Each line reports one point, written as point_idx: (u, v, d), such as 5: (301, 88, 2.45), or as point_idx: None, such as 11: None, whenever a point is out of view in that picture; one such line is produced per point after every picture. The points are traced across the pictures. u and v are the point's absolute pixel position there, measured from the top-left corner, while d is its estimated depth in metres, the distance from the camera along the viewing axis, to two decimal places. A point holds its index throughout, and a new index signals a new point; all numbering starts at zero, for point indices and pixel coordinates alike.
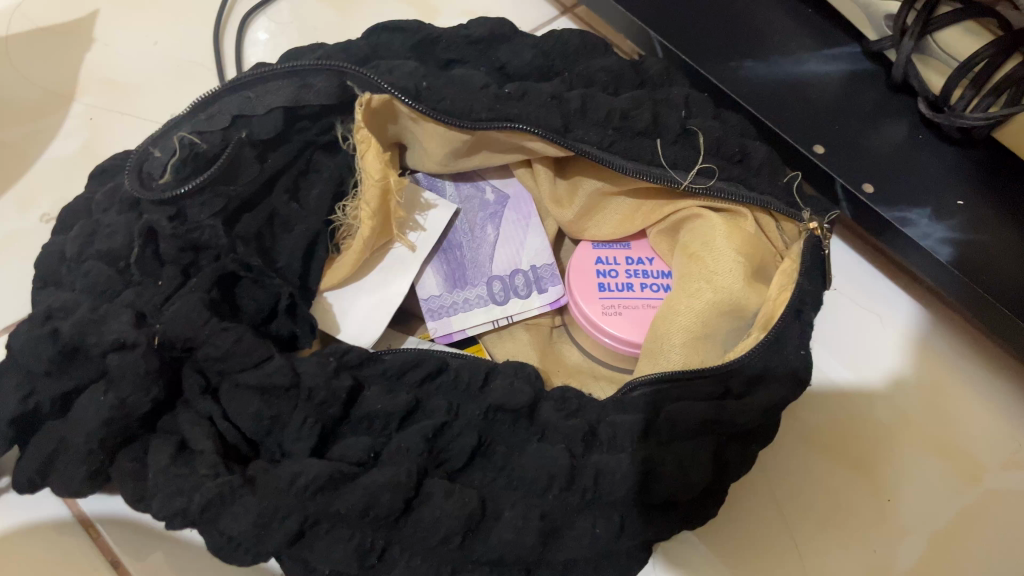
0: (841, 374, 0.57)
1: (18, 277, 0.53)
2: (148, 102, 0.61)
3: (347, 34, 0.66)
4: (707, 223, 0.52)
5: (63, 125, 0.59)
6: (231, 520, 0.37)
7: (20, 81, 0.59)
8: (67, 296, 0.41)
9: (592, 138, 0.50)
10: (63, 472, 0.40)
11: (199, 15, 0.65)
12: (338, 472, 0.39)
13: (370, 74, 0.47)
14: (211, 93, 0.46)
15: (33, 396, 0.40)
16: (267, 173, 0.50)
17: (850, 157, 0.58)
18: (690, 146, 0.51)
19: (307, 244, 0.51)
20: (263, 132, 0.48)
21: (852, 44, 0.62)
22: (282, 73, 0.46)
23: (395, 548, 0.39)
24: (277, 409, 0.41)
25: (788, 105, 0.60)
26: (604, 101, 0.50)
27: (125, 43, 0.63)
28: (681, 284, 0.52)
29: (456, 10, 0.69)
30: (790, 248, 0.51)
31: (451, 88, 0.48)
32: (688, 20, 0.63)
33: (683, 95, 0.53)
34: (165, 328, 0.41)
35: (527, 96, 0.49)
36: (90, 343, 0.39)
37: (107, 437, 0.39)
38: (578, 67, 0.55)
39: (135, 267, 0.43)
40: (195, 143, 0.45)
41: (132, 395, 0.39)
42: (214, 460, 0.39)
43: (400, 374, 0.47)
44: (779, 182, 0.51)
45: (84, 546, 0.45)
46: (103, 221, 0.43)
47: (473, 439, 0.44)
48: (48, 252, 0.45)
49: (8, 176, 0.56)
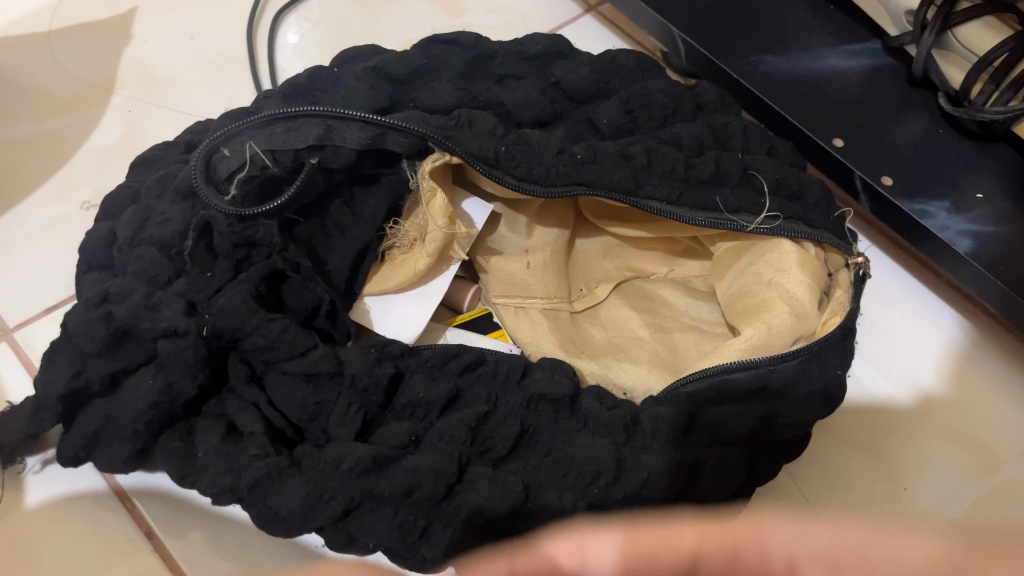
0: (883, 386, 0.57)
1: (62, 260, 0.55)
2: (185, 96, 0.63)
3: (375, 29, 0.68)
4: (775, 249, 0.50)
5: (103, 116, 0.61)
6: (279, 497, 0.38)
7: (65, 75, 0.62)
8: (122, 282, 0.43)
9: (661, 193, 0.49)
10: (108, 449, 0.42)
11: (235, 13, 0.67)
12: (381, 454, 0.41)
13: (452, 145, 0.46)
14: (297, 107, 0.44)
15: (83, 374, 0.42)
16: (329, 186, 0.49)
17: (868, 150, 0.58)
18: (753, 187, 0.51)
19: (358, 251, 0.51)
20: (334, 163, 0.47)
21: (873, 39, 0.63)
22: (371, 119, 0.45)
23: (437, 525, 0.40)
24: (323, 396, 0.44)
25: (808, 96, 0.61)
26: (668, 153, 0.50)
27: (163, 39, 0.65)
28: (751, 317, 0.50)
29: (482, 8, 0.71)
30: (833, 276, 0.51)
31: (525, 150, 0.48)
32: (711, 16, 0.64)
33: (742, 128, 0.54)
34: (216, 320, 0.42)
35: (597, 156, 0.49)
36: (143, 328, 0.41)
37: (152, 419, 0.41)
38: (634, 85, 0.55)
39: (188, 258, 0.44)
40: (266, 164, 0.45)
41: (179, 380, 0.41)
42: (264, 441, 0.41)
43: (440, 365, 0.48)
44: (831, 218, 0.52)
45: (121, 516, 0.47)
46: (156, 208, 0.45)
47: (515, 428, 0.44)
48: (96, 235, 0.48)
49: (53, 164, 0.58)
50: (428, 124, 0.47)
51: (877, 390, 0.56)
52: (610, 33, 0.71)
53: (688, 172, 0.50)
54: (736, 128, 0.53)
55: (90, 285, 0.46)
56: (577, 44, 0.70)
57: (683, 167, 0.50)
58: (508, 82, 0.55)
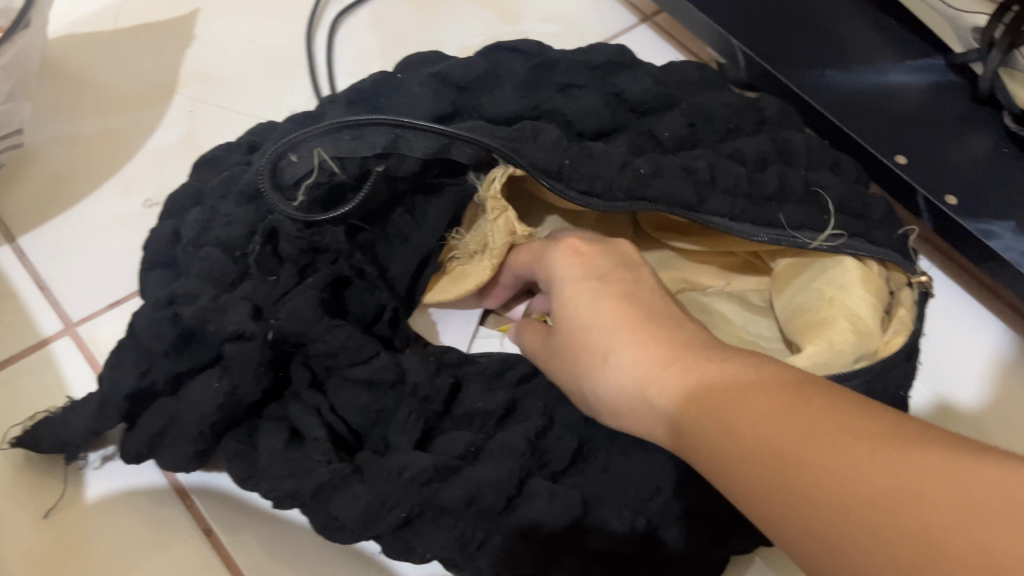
0: (943, 410, 0.55)
1: (124, 255, 0.56)
2: (245, 98, 0.63)
3: (432, 35, 0.69)
4: (837, 266, 0.49)
5: (165, 115, 0.61)
6: (343, 504, 0.39)
7: (128, 74, 0.63)
8: (190, 283, 0.42)
9: (724, 208, 0.49)
10: (171, 449, 0.42)
11: (295, 15, 0.68)
12: (443, 464, 0.40)
13: (519, 158, 0.45)
14: (365, 116, 0.43)
15: (149, 374, 0.43)
16: (393, 193, 0.49)
17: (931, 168, 0.58)
18: (818, 205, 0.50)
19: (419, 260, 0.52)
20: (400, 170, 0.46)
21: (937, 55, 0.62)
22: (438, 129, 0.44)
23: (496, 537, 0.40)
24: (384, 403, 0.44)
25: (869, 111, 0.60)
26: (732, 169, 0.50)
27: (224, 40, 0.66)
28: (809, 334, 0.48)
29: (539, 16, 0.71)
30: (897, 295, 0.50)
31: (590, 163, 0.47)
32: (771, 29, 0.63)
33: (805, 143, 0.53)
34: (283, 324, 0.42)
35: (661, 170, 0.48)
36: (209, 330, 0.41)
37: (217, 421, 0.42)
38: (697, 97, 0.55)
39: (252, 260, 0.44)
40: (334, 171, 0.44)
41: (243, 384, 0.42)
42: (327, 447, 0.41)
43: (497, 375, 0.49)
44: (895, 236, 0.51)
45: (179, 513, 0.47)
46: (221, 209, 0.45)
47: (573, 442, 0.46)
48: (160, 233, 0.49)
49: (115, 161, 0.59)
50: (494, 136, 0.46)
51: (934, 413, 0.56)
52: (666, 43, 0.71)
53: (751, 188, 0.50)
54: (799, 144, 0.53)
55: (156, 283, 0.46)
56: (637, 55, 0.70)
57: (746, 184, 0.49)
58: (570, 90, 0.54)
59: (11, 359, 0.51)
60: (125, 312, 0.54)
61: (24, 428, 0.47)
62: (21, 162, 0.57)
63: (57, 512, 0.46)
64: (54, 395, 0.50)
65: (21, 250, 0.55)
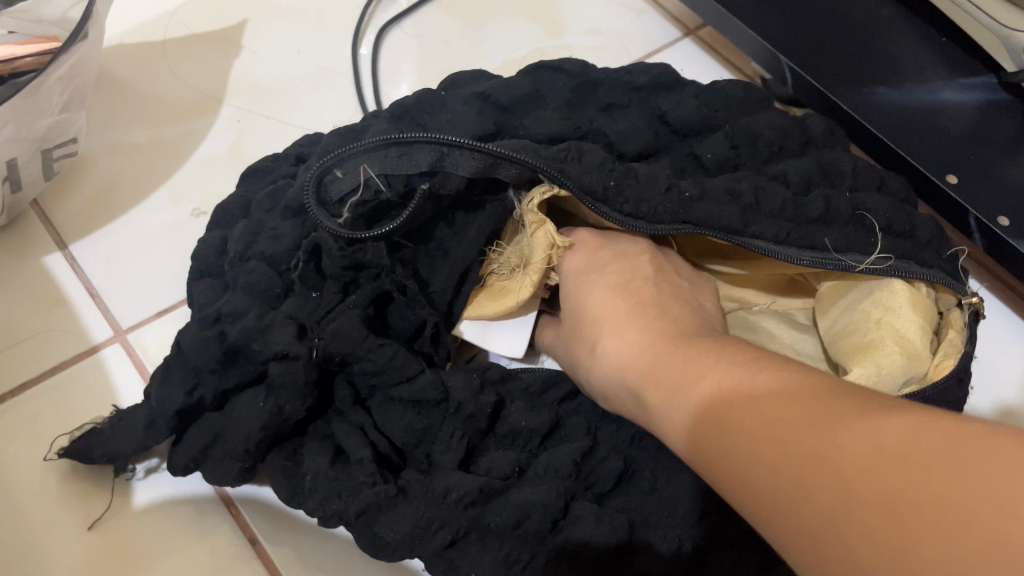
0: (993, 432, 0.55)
1: (173, 263, 0.56)
2: (292, 107, 0.64)
3: (477, 47, 0.69)
4: (886, 288, 0.48)
5: (213, 125, 0.62)
6: (389, 524, 0.39)
7: (176, 83, 0.64)
8: (236, 301, 0.44)
9: (769, 232, 0.48)
10: (217, 463, 0.43)
11: (340, 26, 0.68)
12: (488, 486, 0.41)
13: (562, 178, 0.45)
14: (411, 135, 0.43)
15: (197, 390, 0.43)
16: (436, 211, 0.49)
17: (983, 187, 0.57)
18: (864, 227, 0.49)
19: (460, 275, 0.51)
20: (444, 188, 0.46)
21: (989, 74, 0.61)
22: (483, 147, 0.44)
23: (542, 558, 0.40)
24: (429, 421, 0.44)
25: (919, 129, 0.59)
26: (778, 192, 0.49)
27: (271, 50, 0.66)
28: (855, 357, 0.48)
29: (583, 28, 0.71)
30: (943, 317, 0.50)
31: (633, 185, 0.47)
32: (818, 45, 0.63)
33: (851, 164, 0.53)
34: (328, 344, 0.43)
35: (706, 193, 0.48)
36: (255, 348, 0.43)
37: (261, 440, 0.42)
38: (741, 120, 0.54)
39: (298, 279, 0.45)
40: (379, 188, 0.45)
41: (290, 403, 0.42)
42: (372, 468, 0.41)
43: (538, 393, 0.49)
44: (942, 256, 0.51)
45: (224, 520, 0.48)
46: (267, 224, 0.46)
47: (618, 465, 0.45)
48: (210, 245, 0.50)
49: (164, 170, 0.60)
50: (539, 155, 0.46)
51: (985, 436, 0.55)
52: (710, 57, 0.71)
53: (796, 211, 0.49)
54: (846, 164, 0.52)
55: (205, 295, 0.47)
56: (681, 69, 0.70)
57: (791, 207, 0.49)
58: (612, 110, 0.55)
59: (58, 368, 0.51)
60: (174, 320, 0.54)
61: (71, 437, 0.48)
62: (72, 170, 0.58)
63: (104, 522, 0.47)
64: (102, 401, 0.51)
65: (72, 256, 0.55)
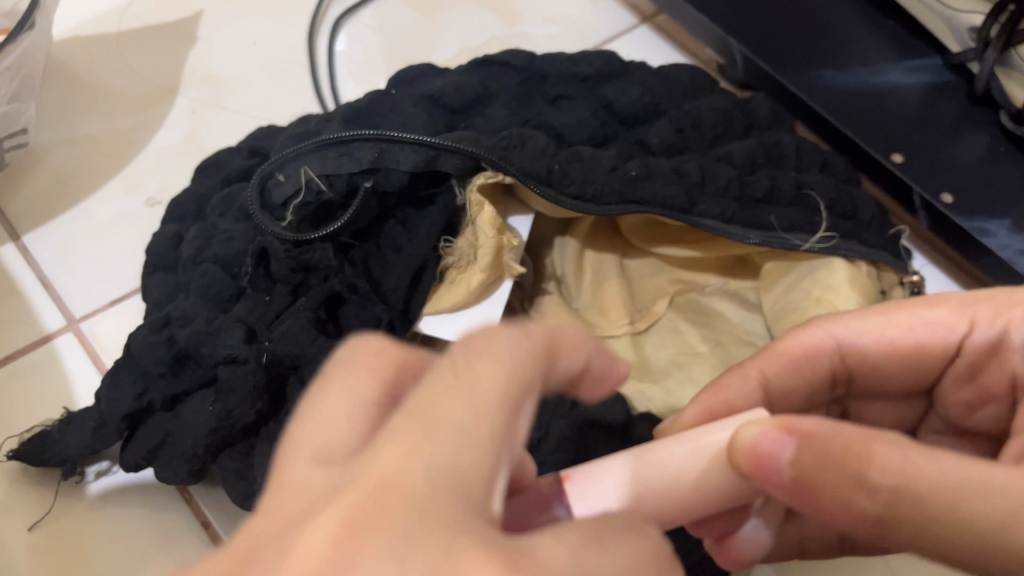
0: None
1: (129, 253, 0.56)
2: (247, 97, 0.64)
3: (432, 36, 0.69)
4: (825, 268, 0.49)
5: (169, 115, 0.62)
6: None
7: (134, 76, 0.64)
8: (186, 306, 0.44)
9: (715, 211, 0.48)
10: (166, 464, 0.43)
11: (296, 18, 0.69)
12: None
13: (503, 163, 0.46)
14: (349, 133, 0.45)
15: (146, 394, 0.43)
16: (383, 209, 0.49)
17: (928, 167, 0.58)
18: (808, 207, 0.50)
19: (415, 270, 0.50)
20: (388, 184, 0.47)
21: (934, 56, 0.62)
22: (423, 141, 0.45)
23: None
24: None
25: (865, 112, 0.60)
26: (722, 171, 0.50)
27: (227, 42, 0.66)
28: None
29: (538, 17, 0.71)
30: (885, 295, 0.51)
31: (579, 167, 0.48)
32: (769, 30, 0.64)
33: (796, 145, 0.53)
34: (276, 347, 0.43)
35: (652, 172, 0.49)
36: (204, 353, 0.43)
37: (211, 444, 0.42)
38: (685, 105, 0.55)
39: (249, 281, 0.45)
40: (322, 188, 0.45)
41: (238, 407, 0.42)
42: None
43: None
44: (886, 236, 0.52)
45: (178, 506, 0.48)
46: (219, 227, 0.47)
47: (568, 454, 0.45)
48: (162, 236, 0.50)
49: (120, 161, 0.60)
50: (481, 143, 0.47)
51: None
52: (666, 44, 0.72)
53: (742, 190, 0.50)
54: (790, 145, 0.53)
55: (157, 289, 0.47)
56: (636, 56, 0.71)
57: (737, 185, 0.50)
58: (560, 102, 0.55)
59: (12, 356, 0.52)
60: (128, 308, 0.54)
61: (21, 439, 0.48)
62: (26, 161, 0.58)
63: (43, 525, 0.46)
64: (57, 393, 0.51)
65: (26, 248, 0.56)
